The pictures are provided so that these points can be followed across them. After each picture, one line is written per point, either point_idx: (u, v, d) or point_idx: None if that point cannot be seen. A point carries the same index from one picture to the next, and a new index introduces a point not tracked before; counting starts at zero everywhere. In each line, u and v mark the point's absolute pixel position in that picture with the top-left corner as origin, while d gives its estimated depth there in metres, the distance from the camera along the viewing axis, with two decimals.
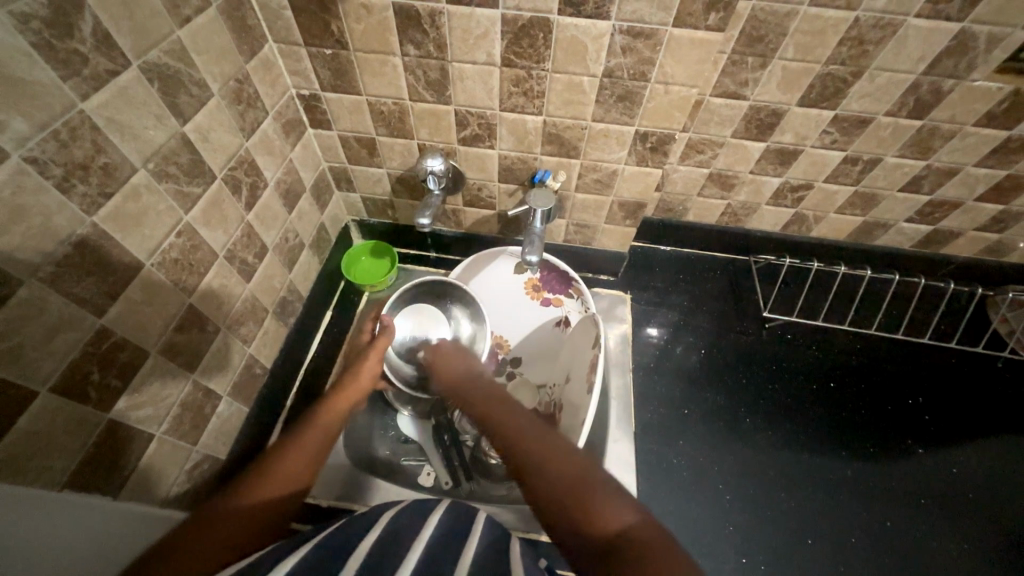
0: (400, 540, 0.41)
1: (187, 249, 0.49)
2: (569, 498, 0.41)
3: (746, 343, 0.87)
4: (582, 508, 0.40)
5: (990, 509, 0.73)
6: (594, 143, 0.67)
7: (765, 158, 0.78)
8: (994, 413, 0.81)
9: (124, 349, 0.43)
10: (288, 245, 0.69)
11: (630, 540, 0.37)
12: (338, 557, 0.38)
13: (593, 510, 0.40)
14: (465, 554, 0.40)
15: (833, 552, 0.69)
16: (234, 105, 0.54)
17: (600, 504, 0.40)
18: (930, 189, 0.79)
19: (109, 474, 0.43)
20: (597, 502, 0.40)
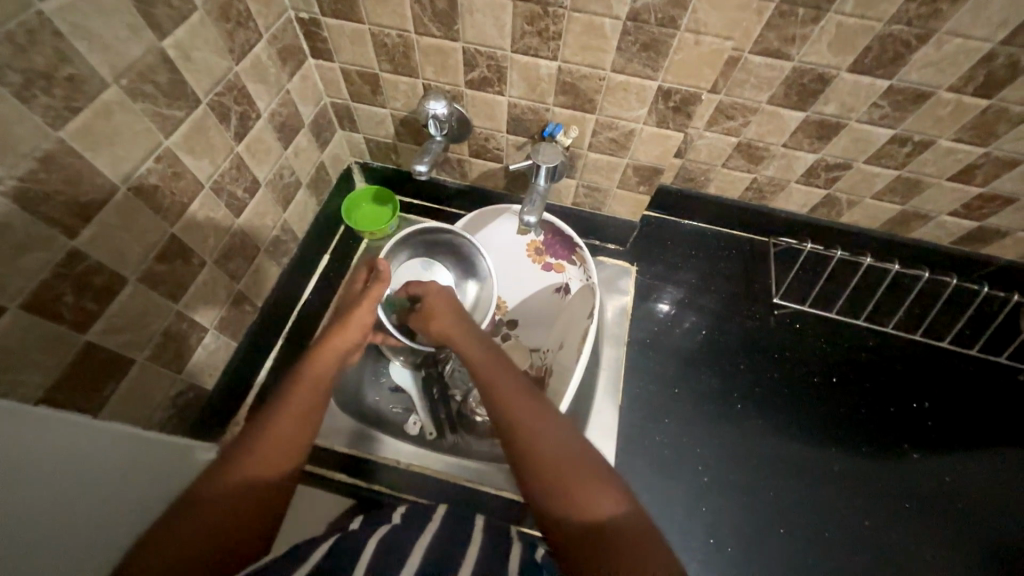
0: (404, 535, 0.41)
1: (168, 176, 0.48)
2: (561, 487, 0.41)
3: (750, 328, 0.84)
4: (570, 497, 0.41)
5: (979, 520, 0.71)
6: (612, 97, 0.61)
7: (802, 131, 0.71)
8: (1003, 426, 0.77)
9: (100, 273, 0.43)
10: (282, 182, 0.67)
11: (610, 542, 0.38)
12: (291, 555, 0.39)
13: (584, 501, 0.41)
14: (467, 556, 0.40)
15: (804, 543, 0.69)
16: (221, 23, 0.50)
17: (591, 497, 0.41)
18: (982, 181, 0.71)
19: (88, 394, 0.44)
20: (585, 497, 0.41)
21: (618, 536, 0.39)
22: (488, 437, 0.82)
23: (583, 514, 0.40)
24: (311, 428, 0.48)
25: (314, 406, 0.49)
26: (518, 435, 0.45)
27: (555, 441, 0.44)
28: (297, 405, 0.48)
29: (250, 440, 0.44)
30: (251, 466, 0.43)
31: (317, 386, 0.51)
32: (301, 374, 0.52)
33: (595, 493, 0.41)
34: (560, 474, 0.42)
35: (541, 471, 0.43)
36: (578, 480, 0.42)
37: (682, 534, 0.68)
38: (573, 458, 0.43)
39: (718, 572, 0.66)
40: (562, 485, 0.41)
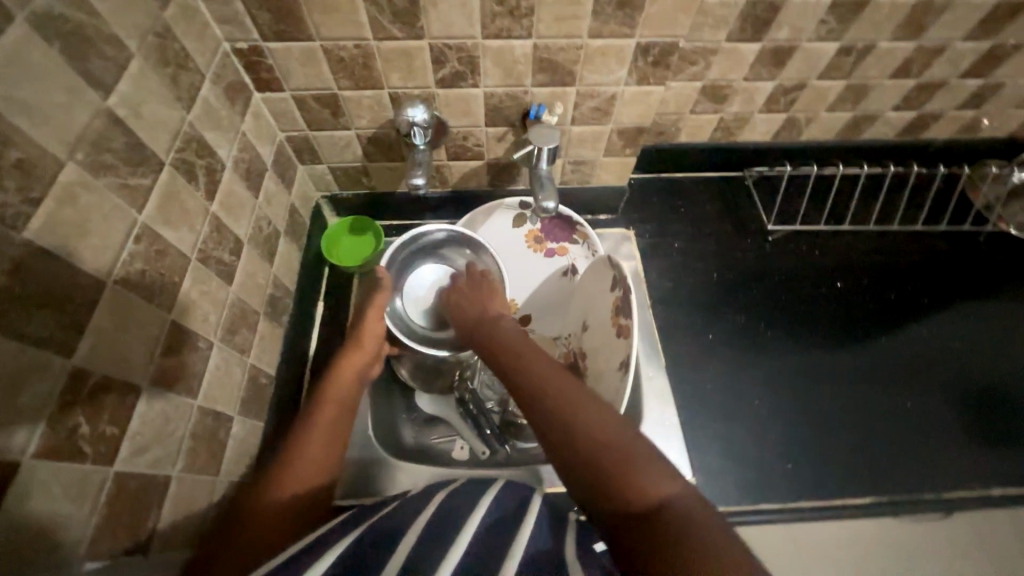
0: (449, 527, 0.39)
1: (152, 256, 0.40)
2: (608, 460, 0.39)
3: (753, 259, 0.87)
4: (620, 477, 0.37)
5: (993, 370, 0.78)
6: (591, 64, 0.60)
7: (760, 61, 0.74)
8: (983, 284, 0.85)
9: (111, 387, 0.36)
10: (263, 235, 0.59)
11: (671, 516, 0.35)
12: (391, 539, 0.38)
13: (636, 480, 0.37)
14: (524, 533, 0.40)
15: (865, 438, 0.72)
16: (162, 68, 0.43)
17: (644, 477, 0.37)
18: (918, 72, 0.78)
19: (131, 532, 0.37)
20: (640, 478, 0.37)
21: (678, 515, 0.35)
22: None
23: (635, 492, 0.37)
24: (335, 454, 0.51)
25: (337, 436, 0.52)
26: (558, 417, 0.42)
27: (597, 419, 0.42)
28: (324, 432, 0.51)
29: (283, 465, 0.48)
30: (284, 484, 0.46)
31: (341, 411, 0.55)
32: (326, 399, 0.56)
33: (644, 470, 0.38)
34: (607, 450, 0.39)
35: (587, 451, 0.40)
36: (625, 455, 0.39)
37: (760, 467, 0.69)
38: (618, 441, 0.40)
39: (803, 491, 0.68)
40: (611, 458, 0.39)
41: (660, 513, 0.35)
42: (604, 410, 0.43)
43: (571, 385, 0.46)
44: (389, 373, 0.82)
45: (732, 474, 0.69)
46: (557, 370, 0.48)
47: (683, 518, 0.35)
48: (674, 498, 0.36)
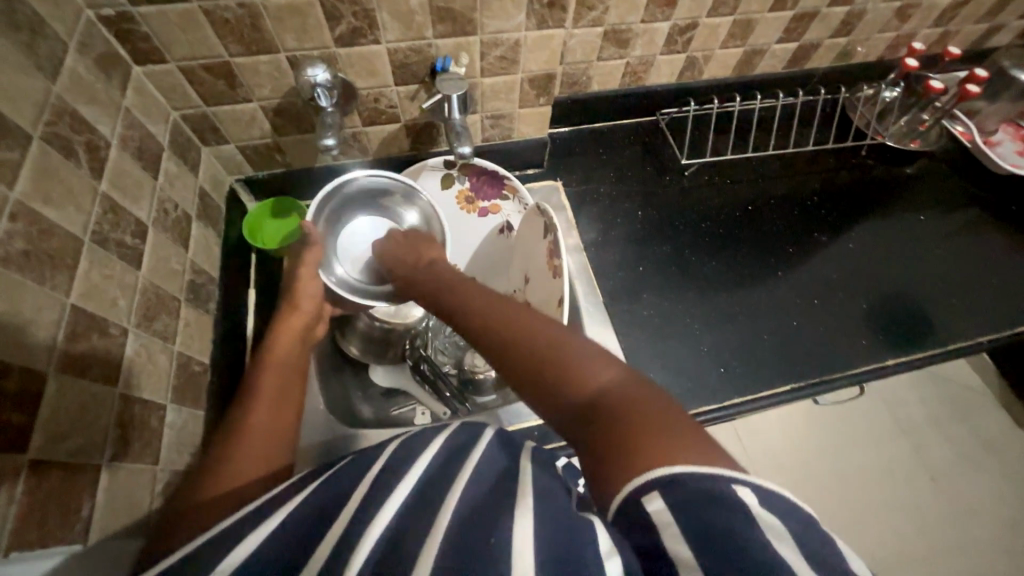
0: (397, 471, 0.38)
1: (35, 236, 0.38)
2: (551, 364, 0.40)
3: (674, 196, 0.93)
4: (567, 376, 0.39)
5: (881, 264, 0.89)
6: (489, 10, 0.60)
7: (653, 2, 0.77)
8: (868, 192, 0.97)
9: (6, 373, 0.33)
10: (170, 218, 0.56)
11: (609, 402, 0.36)
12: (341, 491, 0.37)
13: (580, 375, 0.38)
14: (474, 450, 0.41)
15: (784, 337, 0.80)
16: (10, 32, 0.39)
17: (587, 368, 0.39)
18: (793, 3, 0.85)
19: (60, 520, 0.35)
20: (584, 371, 0.39)
21: (617, 401, 0.36)
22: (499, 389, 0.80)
23: (581, 385, 0.38)
24: (284, 418, 0.52)
25: (284, 397, 0.53)
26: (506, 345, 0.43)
27: (538, 331, 0.43)
28: (268, 398, 0.52)
29: (231, 438, 0.48)
30: (232, 454, 0.46)
31: (283, 376, 0.55)
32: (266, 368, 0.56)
33: (586, 365, 0.39)
34: (547, 362, 0.40)
35: (530, 370, 0.41)
36: (565, 361, 0.40)
37: (698, 376, 0.76)
38: (562, 345, 0.41)
39: (736, 391, 0.75)
40: (551, 370, 0.40)
41: (605, 399, 0.36)
42: (546, 328, 0.43)
43: (515, 313, 0.46)
44: (339, 351, 0.81)
45: (674, 388, 0.75)
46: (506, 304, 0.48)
47: (627, 396, 0.36)
48: (615, 382, 0.37)
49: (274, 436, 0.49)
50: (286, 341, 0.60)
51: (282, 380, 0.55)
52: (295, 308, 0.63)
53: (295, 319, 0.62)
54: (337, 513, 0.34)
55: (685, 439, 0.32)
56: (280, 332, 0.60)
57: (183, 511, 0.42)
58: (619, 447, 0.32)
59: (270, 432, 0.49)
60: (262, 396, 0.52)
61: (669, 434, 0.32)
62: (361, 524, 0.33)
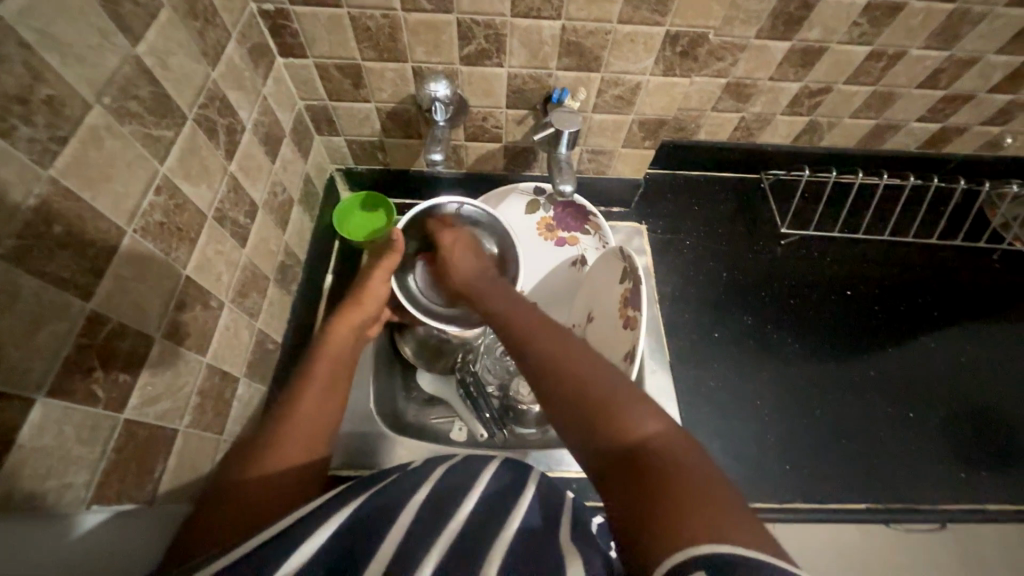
0: (442, 516, 0.37)
1: (171, 209, 0.40)
2: (589, 401, 0.36)
3: (764, 263, 0.86)
4: (601, 416, 0.35)
5: (997, 388, 0.78)
6: (618, 51, 0.59)
7: (788, 61, 0.73)
8: (994, 302, 0.85)
9: (124, 336, 0.36)
10: (277, 201, 0.59)
11: (650, 456, 0.32)
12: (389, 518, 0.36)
13: (619, 417, 0.34)
14: (519, 511, 0.40)
15: (865, 445, 0.72)
16: (190, 21, 0.43)
17: (626, 411, 0.35)
18: (946, 83, 0.77)
19: (137, 480, 0.38)
20: (623, 414, 0.34)
21: (659, 456, 0.31)
22: (539, 424, 0.77)
23: (617, 428, 0.34)
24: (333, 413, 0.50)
25: (335, 390, 0.51)
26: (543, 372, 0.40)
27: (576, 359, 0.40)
28: (321, 389, 0.50)
29: (280, 426, 0.46)
30: (281, 446, 0.44)
31: (337, 369, 0.53)
32: (322, 354, 0.54)
33: (629, 407, 0.35)
34: (586, 396, 0.36)
35: (567, 404, 0.37)
36: (607, 398, 0.36)
37: (760, 467, 0.69)
38: (604, 381, 0.37)
39: (800, 494, 0.68)
40: (590, 407, 0.36)
41: (643, 450, 0.32)
42: (587, 358, 0.40)
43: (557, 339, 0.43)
44: (394, 350, 0.82)
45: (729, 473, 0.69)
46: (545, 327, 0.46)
47: (670, 454, 0.31)
48: (656, 435, 0.33)
49: (320, 431, 0.47)
50: (343, 330, 0.59)
51: (336, 370, 0.53)
52: (360, 301, 0.62)
53: (359, 311, 0.62)
54: (392, 523, 0.36)
55: (731, 516, 0.27)
56: (341, 320, 0.59)
57: (226, 497, 0.40)
58: (657, 510, 0.28)
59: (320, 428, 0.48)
60: (315, 385, 0.50)
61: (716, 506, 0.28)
62: (416, 547, 0.34)
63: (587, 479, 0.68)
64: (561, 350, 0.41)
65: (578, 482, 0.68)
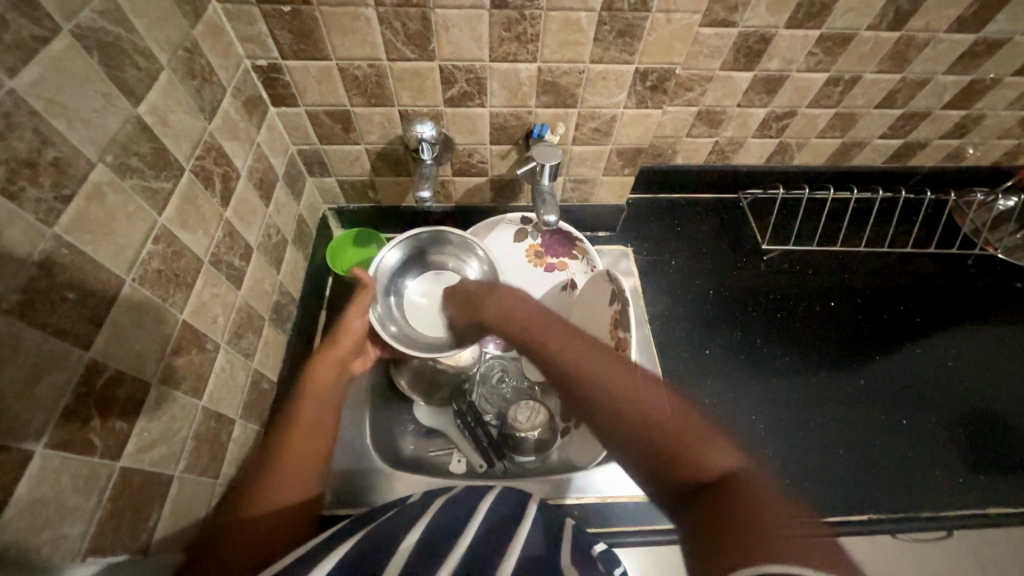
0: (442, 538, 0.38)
1: (168, 256, 0.42)
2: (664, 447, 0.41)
3: (749, 279, 0.89)
4: (677, 457, 0.40)
5: (986, 391, 0.79)
6: (593, 87, 0.63)
7: (752, 89, 0.77)
8: (974, 306, 0.87)
9: (122, 383, 0.36)
10: (271, 242, 0.61)
11: (730, 489, 0.37)
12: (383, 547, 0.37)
13: (693, 456, 0.40)
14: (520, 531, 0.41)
15: (864, 456, 0.72)
16: (188, 80, 0.45)
17: (700, 449, 0.40)
18: (903, 102, 0.82)
19: (133, 528, 0.37)
20: (697, 453, 0.40)
21: (734, 483, 0.37)
22: (538, 451, 0.77)
23: (694, 467, 0.39)
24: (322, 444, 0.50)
25: (320, 429, 0.51)
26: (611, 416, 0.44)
27: (644, 399, 0.45)
28: (306, 426, 0.50)
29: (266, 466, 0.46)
30: (267, 489, 0.44)
31: (318, 410, 0.52)
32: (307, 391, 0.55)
33: (703, 448, 0.40)
34: (662, 436, 0.41)
35: (642, 438, 0.42)
36: (680, 442, 0.41)
37: None
38: (675, 423, 0.42)
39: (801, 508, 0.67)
40: (671, 455, 0.40)
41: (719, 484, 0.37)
42: (650, 398, 0.45)
43: (618, 373, 0.47)
44: (390, 383, 0.82)
45: None
46: (603, 356, 0.49)
47: (743, 485, 0.37)
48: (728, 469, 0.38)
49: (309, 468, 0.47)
50: (330, 364, 0.59)
51: (324, 406, 0.54)
52: (335, 341, 0.62)
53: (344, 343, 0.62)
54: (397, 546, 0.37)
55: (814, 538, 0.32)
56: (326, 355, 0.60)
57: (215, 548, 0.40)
58: (739, 532, 0.33)
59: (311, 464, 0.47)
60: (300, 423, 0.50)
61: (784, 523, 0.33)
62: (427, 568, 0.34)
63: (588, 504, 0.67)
64: (622, 383, 0.46)
65: (580, 508, 0.67)
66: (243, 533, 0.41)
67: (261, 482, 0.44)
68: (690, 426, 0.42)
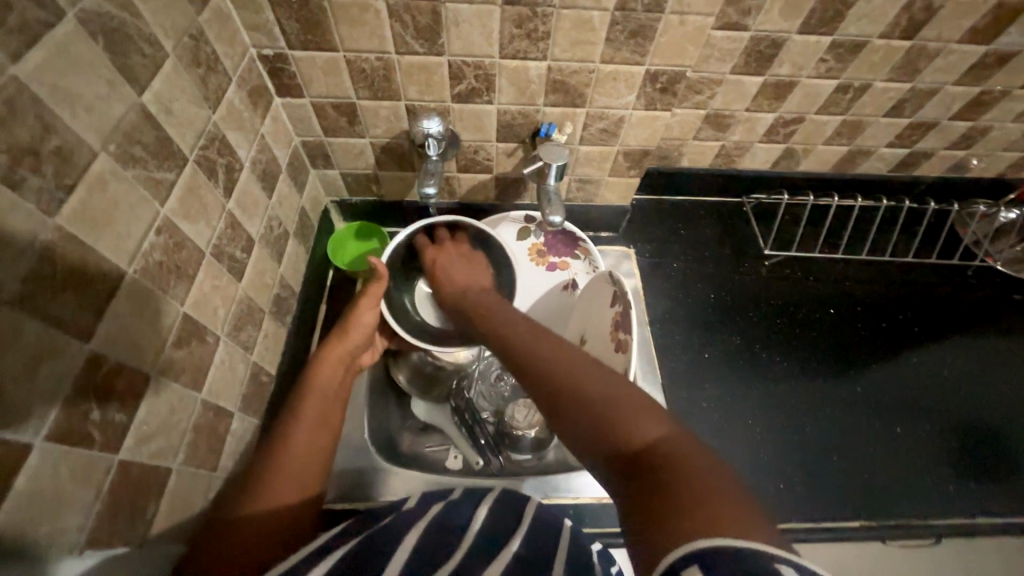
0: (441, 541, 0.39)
1: (170, 248, 0.41)
2: (596, 412, 0.36)
3: (750, 284, 0.89)
4: (608, 421, 0.35)
5: (982, 403, 0.79)
6: (602, 88, 0.62)
7: (761, 94, 0.77)
8: (972, 317, 0.88)
9: (122, 375, 0.36)
10: (273, 234, 0.60)
11: (663, 454, 0.32)
12: (383, 548, 0.37)
13: (623, 419, 0.35)
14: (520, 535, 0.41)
15: (860, 464, 0.72)
16: (193, 68, 0.45)
17: (631, 413, 0.35)
18: (911, 112, 0.82)
19: (130, 521, 0.37)
20: (628, 417, 0.35)
21: (667, 450, 0.32)
22: (536, 449, 0.76)
23: (624, 432, 0.34)
24: (324, 441, 0.49)
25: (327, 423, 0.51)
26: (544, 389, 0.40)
27: (578, 366, 0.40)
28: (309, 424, 0.49)
29: (269, 462, 0.45)
30: (273, 480, 0.44)
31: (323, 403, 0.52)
32: (311, 388, 0.54)
33: (635, 412, 0.35)
34: (594, 402, 0.36)
35: (573, 407, 0.37)
36: (614, 404, 0.36)
37: (760, 489, 0.69)
38: (611, 389, 0.37)
39: (798, 514, 0.67)
40: (602, 421, 0.35)
41: (652, 450, 0.32)
42: (587, 366, 0.40)
43: (554, 348, 0.43)
44: (388, 378, 0.82)
45: None
46: (539, 335, 0.46)
47: (676, 449, 0.32)
48: (662, 433, 0.34)
49: (309, 466, 0.46)
50: (334, 360, 0.58)
51: (326, 403, 0.53)
52: (344, 335, 0.62)
53: (349, 339, 0.61)
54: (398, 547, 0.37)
55: (751, 511, 0.28)
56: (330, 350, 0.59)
57: (216, 543, 0.39)
58: (670, 505, 0.28)
59: (312, 464, 0.47)
60: (303, 420, 0.50)
61: (728, 494, 0.29)
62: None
63: (584, 505, 0.68)
64: (557, 352, 0.42)
65: (576, 508, 0.68)
66: (246, 528, 0.40)
67: (263, 480, 0.44)
68: (623, 389, 0.37)
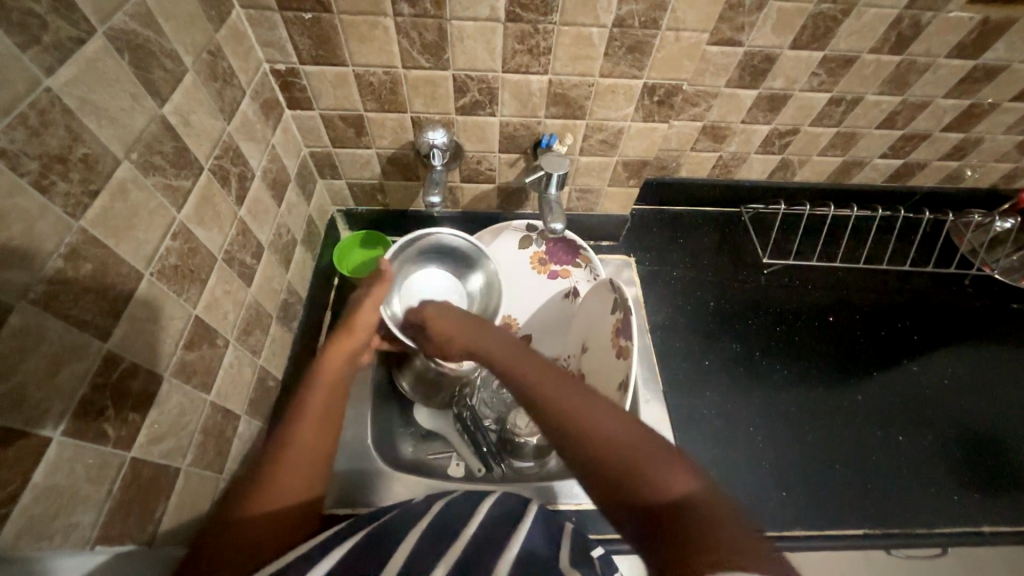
0: (442, 537, 0.39)
1: (185, 253, 0.43)
2: (613, 465, 0.35)
3: (749, 292, 0.90)
4: (631, 472, 0.34)
5: (982, 411, 0.80)
6: (601, 100, 0.64)
7: (756, 106, 0.79)
8: (971, 325, 0.88)
9: (136, 376, 0.37)
10: (282, 242, 0.62)
11: (690, 512, 0.31)
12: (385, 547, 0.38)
13: (645, 471, 0.34)
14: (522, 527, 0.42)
15: (860, 472, 0.72)
16: (210, 82, 0.47)
17: (654, 466, 0.34)
18: (904, 123, 0.84)
19: (140, 519, 0.38)
20: (651, 469, 0.34)
21: (697, 505, 0.32)
22: (537, 457, 0.77)
23: (648, 488, 0.33)
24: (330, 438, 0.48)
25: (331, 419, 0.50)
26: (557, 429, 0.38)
27: (590, 410, 0.38)
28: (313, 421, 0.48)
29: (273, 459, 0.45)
30: (278, 478, 0.43)
31: (331, 396, 0.51)
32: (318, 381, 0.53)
33: (658, 463, 0.34)
34: (613, 453, 0.35)
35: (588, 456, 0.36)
36: (635, 455, 0.35)
37: (761, 496, 0.69)
38: (630, 434, 0.36)
39: (798, 521, 0.68)
40: (622, 473, 0.34)
41: (680, 504, 0.32)
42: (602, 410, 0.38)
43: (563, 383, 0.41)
44: (391, 383, 0.83)
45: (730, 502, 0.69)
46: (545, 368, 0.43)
47: (700, 503, 0.32)
48: (687, 486, 0.33)
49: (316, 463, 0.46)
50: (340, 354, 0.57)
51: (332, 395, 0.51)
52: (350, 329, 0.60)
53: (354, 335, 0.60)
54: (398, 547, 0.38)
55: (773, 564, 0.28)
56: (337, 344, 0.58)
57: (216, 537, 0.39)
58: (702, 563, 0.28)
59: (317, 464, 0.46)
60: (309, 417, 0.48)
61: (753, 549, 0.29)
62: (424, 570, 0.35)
63: (585, 511, 0.68)
64: (571, 394, 0.40)
65: (578, 515, 0.68)
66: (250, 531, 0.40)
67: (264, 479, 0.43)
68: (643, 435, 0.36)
